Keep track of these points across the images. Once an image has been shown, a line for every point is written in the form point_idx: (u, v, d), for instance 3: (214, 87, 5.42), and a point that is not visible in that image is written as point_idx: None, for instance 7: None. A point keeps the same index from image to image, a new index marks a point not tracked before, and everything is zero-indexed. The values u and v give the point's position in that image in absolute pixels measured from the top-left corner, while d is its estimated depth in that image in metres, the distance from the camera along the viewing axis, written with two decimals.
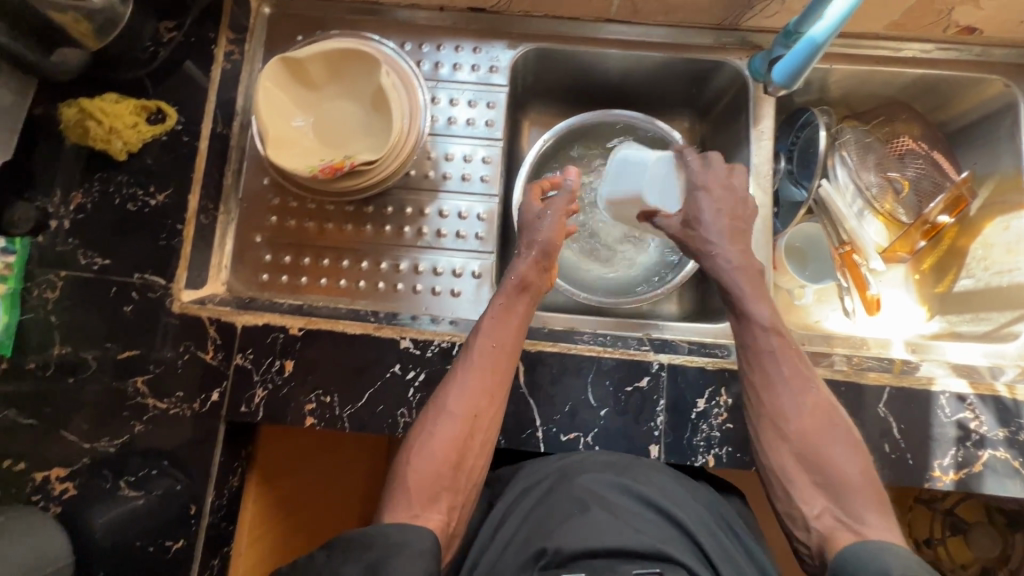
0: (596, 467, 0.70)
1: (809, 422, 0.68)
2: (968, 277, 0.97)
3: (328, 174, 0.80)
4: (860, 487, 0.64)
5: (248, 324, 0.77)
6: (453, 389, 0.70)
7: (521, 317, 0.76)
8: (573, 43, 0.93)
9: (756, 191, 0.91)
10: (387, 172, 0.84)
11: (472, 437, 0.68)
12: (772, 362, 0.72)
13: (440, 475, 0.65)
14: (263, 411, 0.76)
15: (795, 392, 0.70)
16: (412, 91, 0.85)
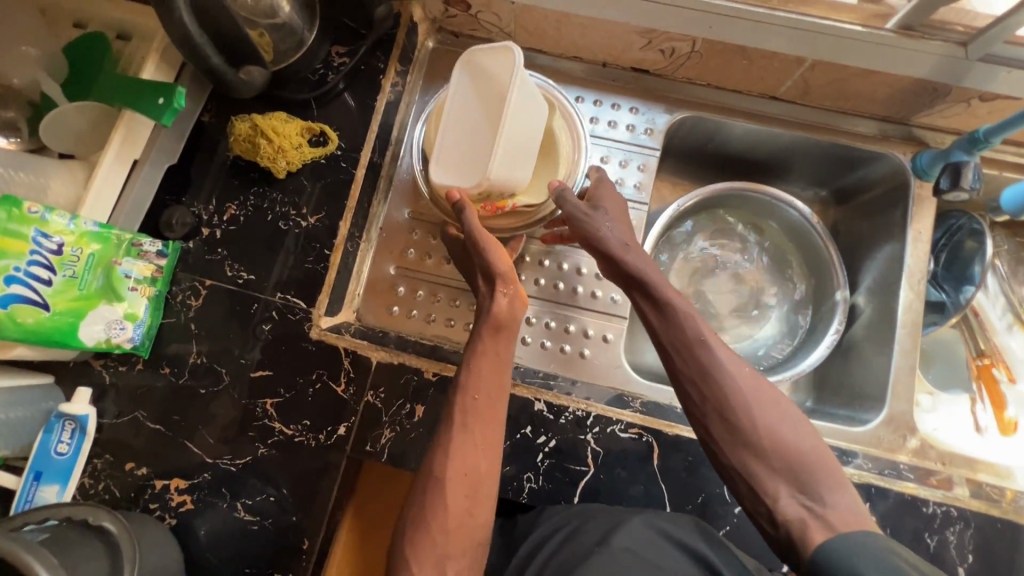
0: (620, 513, 0.67)
1: (750, 402, 0.62)
2: None
3: (489, 211, 0.78)
4: (817, 465, 0.60)
5: (383, 362, 0.77)
6: (440, 451, 0.61)
7: (506, 354, 0.65)
8: (731, 115, 0.92)
9: (907, 295, 0.88)
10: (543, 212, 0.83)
11: (473, 505, 0.59)
12: (702, 351, 0.65)
13: (444, 550, 0.57)
14: (388, 453, 0.74)
15: (733, 379, 0.63)
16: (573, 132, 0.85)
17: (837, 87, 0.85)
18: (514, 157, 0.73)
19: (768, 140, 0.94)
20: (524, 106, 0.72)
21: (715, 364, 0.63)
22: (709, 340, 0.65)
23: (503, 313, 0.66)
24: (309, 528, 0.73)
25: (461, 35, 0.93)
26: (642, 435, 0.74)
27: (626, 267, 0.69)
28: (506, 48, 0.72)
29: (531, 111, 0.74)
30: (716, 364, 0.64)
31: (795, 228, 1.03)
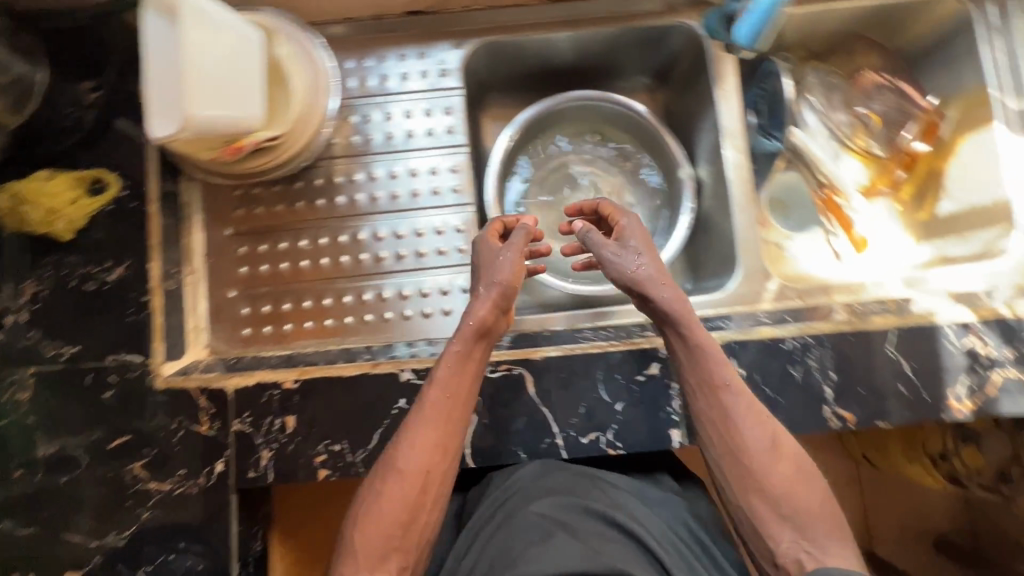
0: (557, 492, 0.72)
1: (775, 446, 0.66)
2: (950, 200, 0.97)
3: (230, 155, 0.72)
4: (822, 516, 0.62)
5: (240, 387, 0.74)
6: (405, 446, 0.65)
7: (478, 366, 0.70)
8: (520, 32, 0.90)
9: (732, 152, 0.89)
10: (297, 147, 0.77)
11: (421, 496, 0.64)
12: (726, 394, 0.67)
13: (388, 535, 0.62)
14: (273, 472, 0.73)
15: (755, 420, 0.66)
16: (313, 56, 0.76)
17: None
18: (220, 97, 0.65)
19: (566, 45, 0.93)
20: (213, 33, 0.64)
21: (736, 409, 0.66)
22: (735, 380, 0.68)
23: (484, 314, 0.70)
24: (220, 570, 0.72)
25: None
26: (512, 369, 0.75)
27: (653, 304, 0.71)
28: None
29: (232, 39, 0.67)
30: (737, 409, 0.66)
31: (628, 124, 1.04)
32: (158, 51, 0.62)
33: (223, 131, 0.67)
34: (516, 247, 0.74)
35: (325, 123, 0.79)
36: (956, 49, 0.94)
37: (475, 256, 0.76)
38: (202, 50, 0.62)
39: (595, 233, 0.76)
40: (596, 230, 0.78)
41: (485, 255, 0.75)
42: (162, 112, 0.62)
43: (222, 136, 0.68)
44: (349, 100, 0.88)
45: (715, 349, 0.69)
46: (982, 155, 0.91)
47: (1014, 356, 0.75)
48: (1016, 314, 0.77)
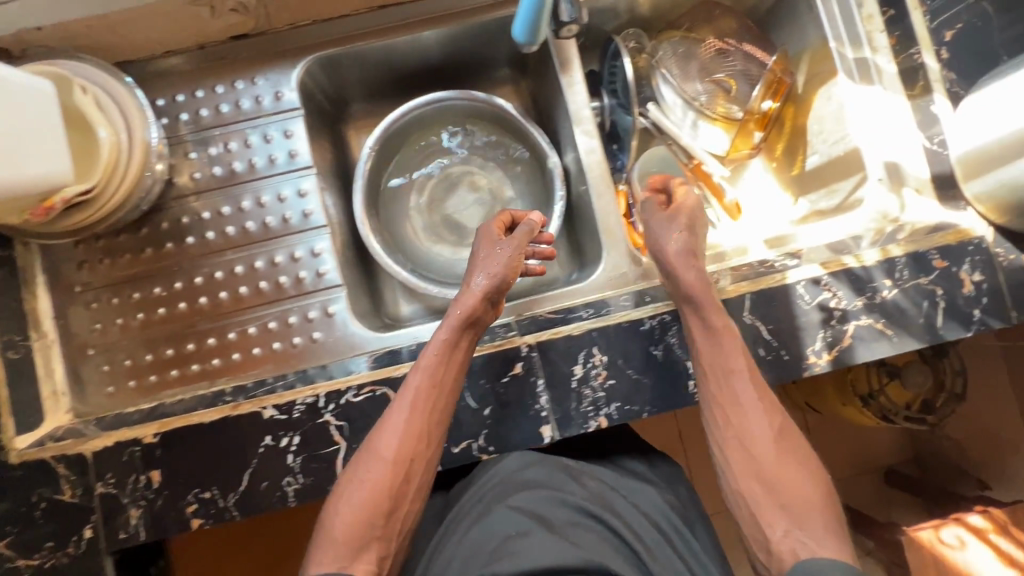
0: (537, 484, 0.73)
1: (778, 442, 0.68)
2: (815, 153, 0.99)
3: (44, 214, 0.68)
4: (820, 507, 0.64)
5: (99, 448, 0.72)
6: (387, 431, 0.68)
7: (463, 354, 0.73)
8: (352, 41, 0.87)
9: (582, 139, 0.88)
10: (121, 192, 0.74)
11: (403, 481, 0.67)
12: (736, 398, 0.70)
13: (371, 524, 0.64)
14: (144, 530, 0.71)
15: (762, 421, 0.69)
16: (118, 93, 0.74)
17: None
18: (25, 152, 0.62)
19: (406, 49, 0.91)
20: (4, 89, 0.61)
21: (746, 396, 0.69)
22: (753, 383, 0.71)
23: (468, 305, 0.74)
24: None
25: None
26: (376, 390, 0.74)
27: (681, 284, 0.75)
28: None
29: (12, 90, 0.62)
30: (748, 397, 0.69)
31: (496, 119, 1.02)
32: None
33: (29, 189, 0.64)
34: (517, 242, 0.81)
35: (150, 162, 0.76)
36: (795, 6, 0.95)
37: (472, 254, 0.82)
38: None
39: (652, 203, 0.87)
40: (650, 201, 0.87)
41: (481, 253, 0.81)
42: None
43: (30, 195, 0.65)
44: (186, 135, 0.85)
45: (729, 334, 0.72)
46: (832, 107, 0.93)
47: (865, 305, 0.77)
48: (863, 262, 0.79)
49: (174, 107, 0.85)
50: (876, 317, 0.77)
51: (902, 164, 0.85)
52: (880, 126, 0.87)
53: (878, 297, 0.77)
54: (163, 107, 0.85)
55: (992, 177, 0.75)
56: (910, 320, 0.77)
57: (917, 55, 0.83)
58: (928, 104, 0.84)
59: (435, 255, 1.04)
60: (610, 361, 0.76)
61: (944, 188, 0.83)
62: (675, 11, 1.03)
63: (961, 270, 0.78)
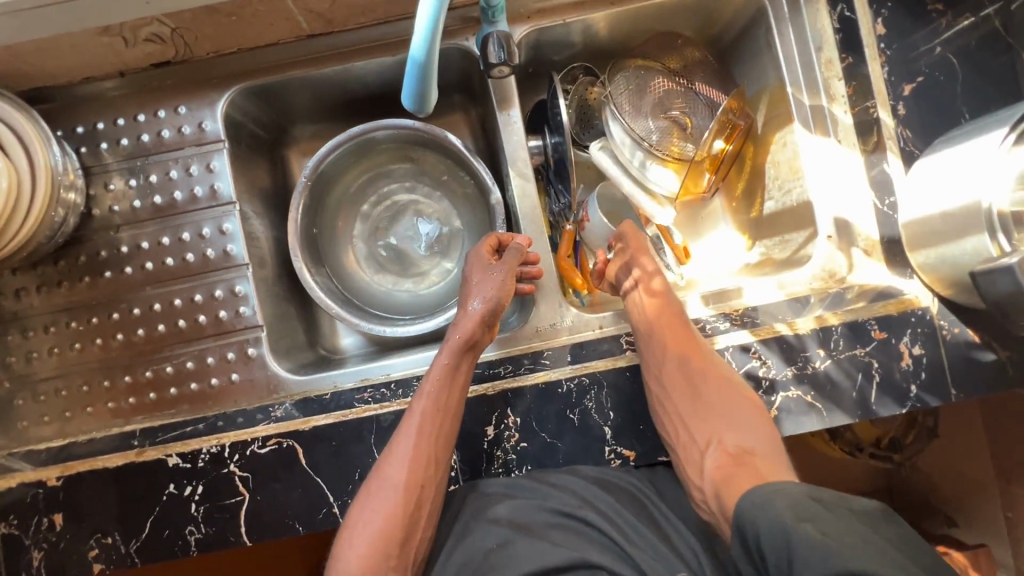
0: (507, 495, 0.70)
1: (702, 372, 0.71)
2: (772, 200, 0.94)
3: None
4: (750, 421, 0.66)
5: (2, 490, 0.72)
6: (393, 462, 0.67)
7: (466, 375, 0.73)
8: (278, 71, 0.84)
9: (517, 181, 0.84)
10: (26, 229, 0.71)
11: (416, 508, 0.66)
12: (663, 341, 0.74)
13: (385, 554, 0.63)
14: (45, 573, 0.71)
15: (687, 360, 0.72)
16: (17, 123, 0.71)
17: (348, 4, 0.77)
18: None
19: (339, 79, 0.87)
20: None
21: (673, 342, 0.73)
22: (678, 330, 0.74)
23: (467, 329, 0.74)
24: None
25: None
26: (282, 442, 0.73)
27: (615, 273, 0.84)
28: None
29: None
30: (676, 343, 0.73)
31: (443, 149, 0.99)
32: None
33: None
34: (508, 267, 0.77)
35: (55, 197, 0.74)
36: (756, 42, 0.89)
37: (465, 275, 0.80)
38: None
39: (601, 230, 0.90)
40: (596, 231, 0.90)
41: (477, 275, 0.79)
42: None
43: None
44: (108, 164, 0.83)
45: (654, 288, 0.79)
46: (788, 153, 0.87)
47: (795, 375, 0.74)
48: (796, 329, 0.75)
49: (96, 135, 0.83)
50: (805, 388, 0.74)
51: (851, 221, 0.81)
52: (834, 183, 0.82)
53: (809, 368, 0.74)
54: (83, 135, 0.83)
55: (936, 250, 0.71)
56: (841, 393, 0.74)
57: (873, 109, 0.79)
58: (883, 165, 0.80)
59: (375, 284, 1.02)
60: (523, 423, 0.73)
61: (892, 250, 0.79)
62: (633, 39, 0.97)
63: (900, 343, 0.74)
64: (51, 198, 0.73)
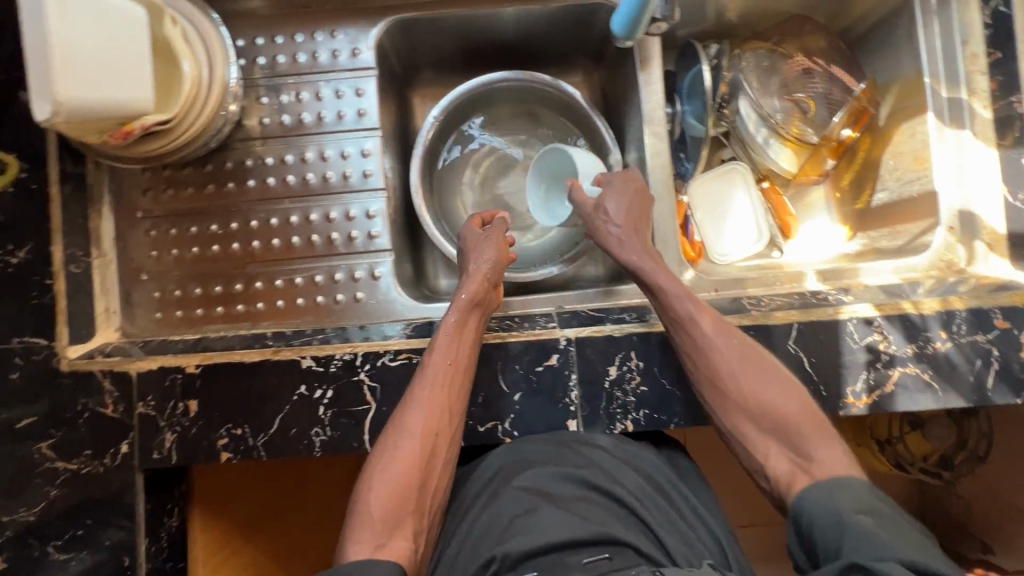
0: (540, 462, 0.71)
1: (767, 398, 0.68)
2: (883, 190, 0.96)
3: (121, 139, 0.70)
4: (800, 419, 0.67)
5: (143, 371, 0.75)
6: (410, 409, 0.69)
7: (475, 332, 0.75)
8: (433, 9, 0.87)
9: (649, 139, 0.87)
10: (196, 125, 0.76)
11: (431, 457, 0.68)
12: (722, 374, 0.70)
13: (405, 499, 0.65)
14: (176, 455, 0.74)
15: (746, 386, 0.69)
16: (204, 30, 0.76)
17: None
18: (108, 76, 0.65)
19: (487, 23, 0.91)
20: (89, 14, 0.62)
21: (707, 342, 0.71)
22: (727, 355, 0.71)
23: (476, 290, 0.77)
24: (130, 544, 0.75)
25: None
26: (413, 358, 0.76)
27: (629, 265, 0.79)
28: None
29: (113, 21, 0.65)
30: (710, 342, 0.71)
31: (563, 105, 1.01)
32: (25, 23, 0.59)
33: (110, 110, 0.66)
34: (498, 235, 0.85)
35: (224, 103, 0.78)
36: (894, 33, 0.91)
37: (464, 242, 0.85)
38: (86, 29, 0.62)
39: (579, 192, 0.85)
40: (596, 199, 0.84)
41: (473, 242, 0.85)
42: (39, 79, 0.60)
43: (109, 116, 0.67)
44: (259, 79, 0.85)
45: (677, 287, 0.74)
46: (917, 143, 0.89)
47: (915, 353, 0.76)
48: (921, 310, 0.77)
49: (254, 50, 0.85)
50: (924, 367, 0.75)
51: (978, 214, 0.83)
52: (968, 178, 0.84)
53: (930, 348, 0.75)
54: (242, 48, 0.85)
55: None
56: (959, 375, 0.75)
57: (1016, 104, 0.80)
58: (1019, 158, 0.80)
59: None
60: (645, 368, 0.76)
61: (1018, 247, 0.81)
62: (766, 21, 1.00)
63: None
64: (222, 96, 0.78)
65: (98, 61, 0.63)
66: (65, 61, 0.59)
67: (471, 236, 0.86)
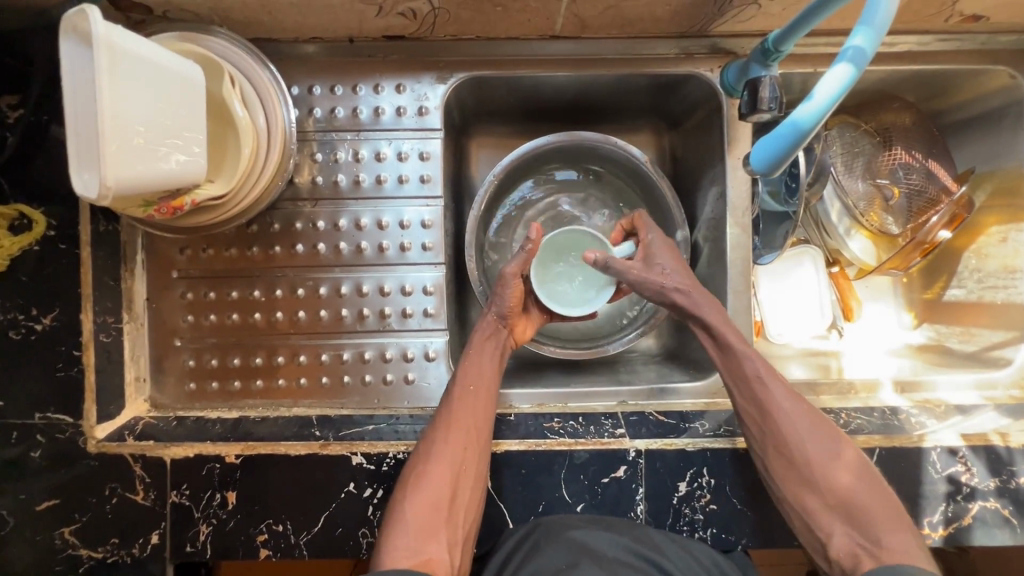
0: (586, 525, 0.68)
1: (837, 474, 0.65)
2: (958, 287, 0.91)
3: (168, 213, 0.64)
4: (873, 505, 0.63)
5: (178, 458, 0.69)
6: (439, 427, 0.69)
7: (494, 357, 0.76)
8: (508, 68, 0.78)
9: (733, 230, 0.82)
10: (252, 193, 0.70)
11: (462, 470, 0.66)
12: (788, 444, 0.67)
13: (437, 509, 0.63)
14: (210, 549, 0.69)
15: (815, 455, 0.66)
16: (260, 82, 0.69)
17: (615, 16, 0.72)
18: (163, 149, 0.57)
19: (563, 85, 0.83)
20: (147, 82, 0.54)
21: (778, 403, 0.68)
22: (792, 422, 0.68)
23: (488, 325, 0.78)
24: None
25: (150, 24, 0.69)
26: None
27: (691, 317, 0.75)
28: (85, 11, 0.50)
29: (168, 79, 0.57)
30: (780, 405, 0.68)
31: (625, 167, 0.91)
32: (73, 93, 0.52)
33: (162, 185, 0.59)
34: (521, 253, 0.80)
35: (285, 165, 0.72)
36: (997, 128, 0.85)
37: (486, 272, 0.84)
38: (143, 98, 0.54)
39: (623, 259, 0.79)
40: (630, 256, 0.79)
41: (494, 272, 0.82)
42: (87, 156, 0.52)
43: (161, 191, 0.60)
44: (313, 132, 0.77)
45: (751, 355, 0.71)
46: (1006, 249, 0.85)
47: (997, 487, 0.72)
48: (1007, 442, 0.73)
49: (309, 100, 0.77)
50: (1005, 503, 0.72)
51: None
52: None
53: (1013, 483, 0.72)
54: (297, 97, 0.77)
55: None
56: None
57: None
58: None
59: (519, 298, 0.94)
60: (716, 485, 0.72)
61: None
62: (855, 97, 0.91)
63: None
64: (283, 160, 0.72)
65: (153, 135, 0.56)
66: (117, 140, 0.52)
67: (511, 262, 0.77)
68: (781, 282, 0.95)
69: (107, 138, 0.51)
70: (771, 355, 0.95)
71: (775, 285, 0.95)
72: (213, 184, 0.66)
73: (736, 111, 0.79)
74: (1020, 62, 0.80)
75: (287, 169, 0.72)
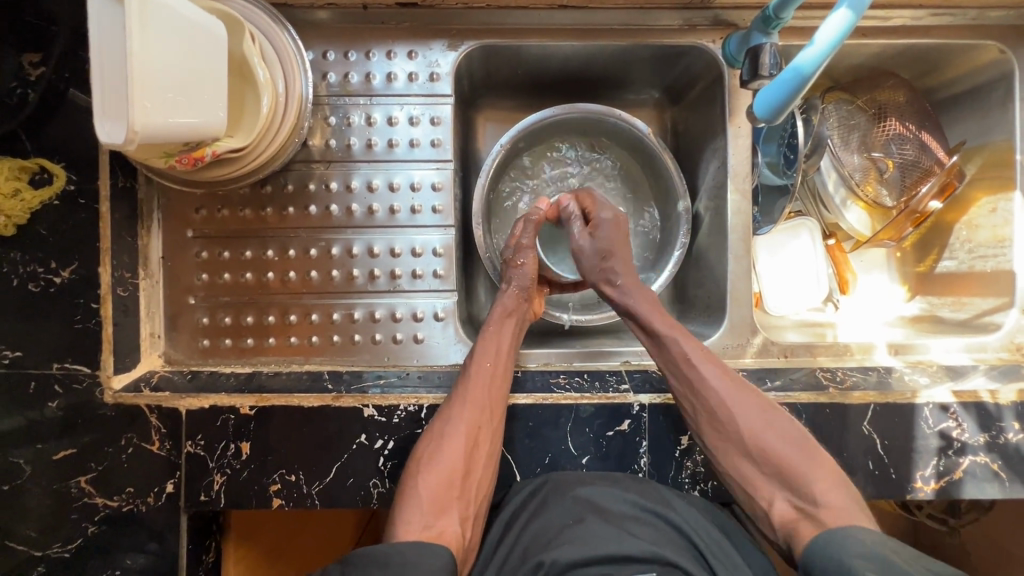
0: (591, 482, 0.70)
1: (764, 438, 0.66)
2: (949, 258, 0.94)
3: (188, 165, 0.65)
4: (801, 464, 0.64)
5: (193, 408, 0.71)
6: (454, 407, 0.70)
7: (512, 338, 0.78)
8: (517, 37, 0.81)
9: (733, 196, 0.85)
10: (270, 149, 0.72)
11: (474, 448, 0.68)
12: (721, 420, 0.68)
13: (449, 485, 0.65)
14: (225, 497, 0.71)
15: (742, 421, 0.67)
16: (277, 42, 0.71)
17: None
18: (187, 99, 0.59)
19: (569, 55, 0.85)
20: (174, 32, 0.56)
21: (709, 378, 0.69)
22: (728, 400, 0.68)
23: (510, 301, 0.80)
24: None
25: None
26: None
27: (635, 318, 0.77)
28: None
29: (189, 31, 0.58)
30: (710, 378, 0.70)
31: (630, 140, 0.93)
32: (100, 38, 0.53)
33: (184, 136, 0.61)
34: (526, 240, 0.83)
35: (300, 124, 0.74)
36: (986, 102, 0.88)
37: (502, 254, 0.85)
38: (169, 47, 0.56)
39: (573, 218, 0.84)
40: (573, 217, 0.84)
41: (508, 256, 0.83)
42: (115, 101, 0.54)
43: (183, 142, 0.62)
44: (326, 97, 0.79)
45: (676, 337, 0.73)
46: (995, 219, 0.88)
47: (986, 442, 0.75)
48: (996, 399, 0.76)
49: (323, 64, 0.79)
50: (994, 458, 0.75)
51: None
52: None
53: (1002, 438, 0.75)
54: (312, 62, 0.79)
55: None
56: None
57: None
58: None
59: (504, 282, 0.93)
60: None
61: None
62: (851, 74, 0.94)
63: None
64: (298, 121, 0.74)
65: (178, 84, 0.58)
66: (144, 84, 0.53)
67: (528, 234, 0.83)
68: (778, 253, 0.98)
69: (134, 83, 0.53)
70: (768, 325, 0.96)
71: (772, 255, 0.97)
72: (230, 140, 0.68)
73: (737, 81, 0.81)
74: (1009, 37, 0.84)
75: (302, 129, 0.74)
